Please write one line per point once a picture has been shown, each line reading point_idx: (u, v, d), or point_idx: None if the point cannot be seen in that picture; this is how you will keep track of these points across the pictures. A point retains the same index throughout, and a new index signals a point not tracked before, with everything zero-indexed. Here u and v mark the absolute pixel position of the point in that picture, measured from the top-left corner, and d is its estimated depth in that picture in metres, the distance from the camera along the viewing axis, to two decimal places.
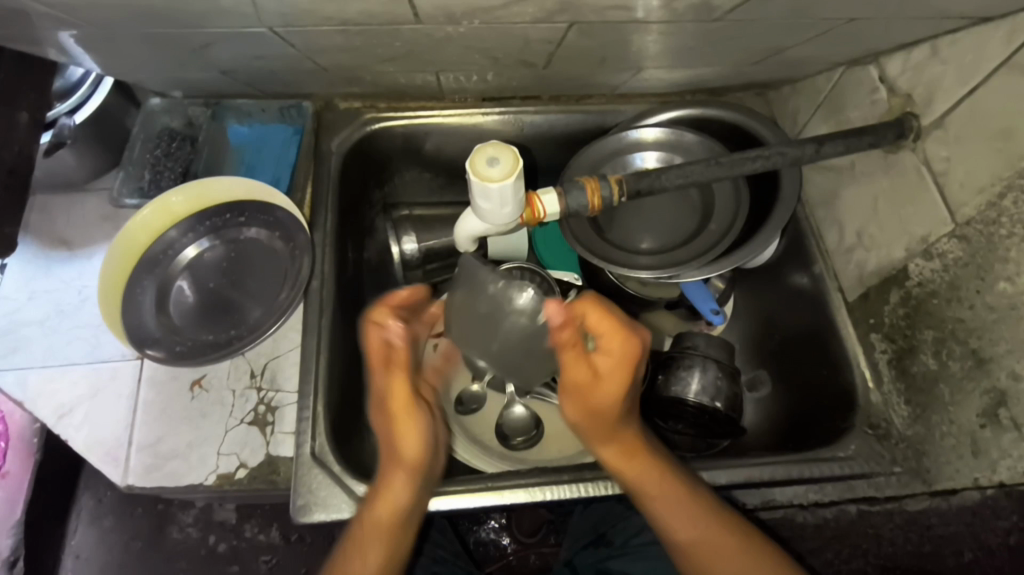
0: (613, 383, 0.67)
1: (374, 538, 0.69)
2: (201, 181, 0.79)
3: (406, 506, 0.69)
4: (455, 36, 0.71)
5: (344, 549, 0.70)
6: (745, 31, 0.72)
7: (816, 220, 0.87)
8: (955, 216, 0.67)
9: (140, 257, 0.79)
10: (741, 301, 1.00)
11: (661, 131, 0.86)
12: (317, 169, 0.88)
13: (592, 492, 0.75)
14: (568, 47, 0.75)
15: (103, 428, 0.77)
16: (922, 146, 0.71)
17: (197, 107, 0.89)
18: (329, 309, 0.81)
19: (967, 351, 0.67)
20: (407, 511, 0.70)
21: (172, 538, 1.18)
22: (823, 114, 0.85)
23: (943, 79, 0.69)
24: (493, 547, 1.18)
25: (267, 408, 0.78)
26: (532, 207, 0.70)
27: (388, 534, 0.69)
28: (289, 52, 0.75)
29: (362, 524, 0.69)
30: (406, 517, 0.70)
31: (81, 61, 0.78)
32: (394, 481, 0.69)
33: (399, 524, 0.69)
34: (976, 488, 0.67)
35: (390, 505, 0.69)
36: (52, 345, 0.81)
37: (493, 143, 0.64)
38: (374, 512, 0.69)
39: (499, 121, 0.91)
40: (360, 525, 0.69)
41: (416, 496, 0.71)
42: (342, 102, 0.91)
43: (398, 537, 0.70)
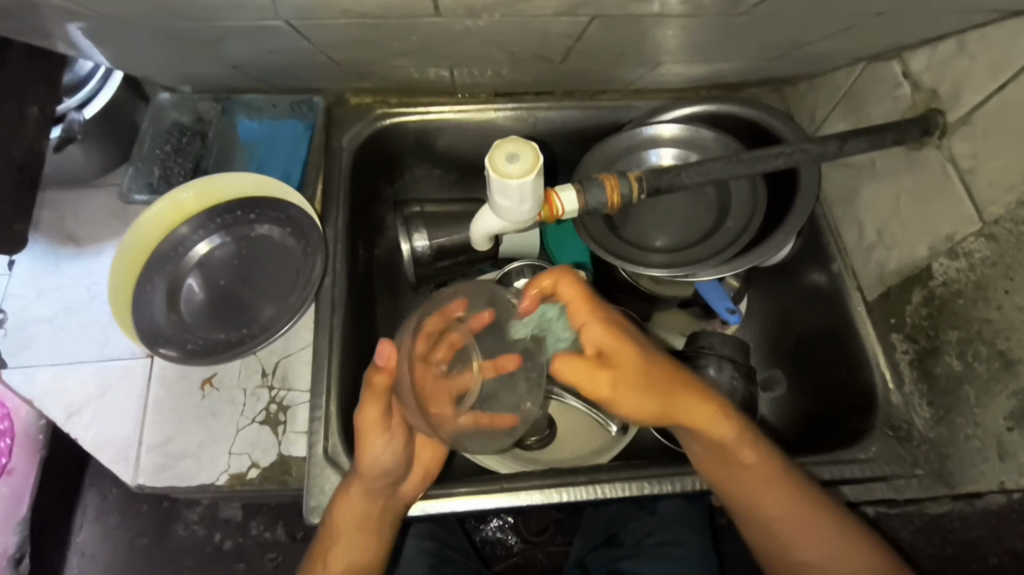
0: (633, 377, 0.61)
1: (339, 540, 0.69)
2: (211, 177, 0.78)
3: (366, 511, 0.69)
4: (473, 30, 0.70)
5: (314, 551, 0.71)
6: (768, 25, 0.71)
7: (834, 218, 0.85)
8: (983, 214, 0.66)
9: (150, 254, 0.78)
10: (755, 300, 0.98)
11: (677, 127, 0.85)
12: (328, 165, 0.87)
13: (608, 494, 0.74)
14: (586, 41, 0.74)
15: (113, 427, 0.76)
16: (948, 143, 0.70)
17: (207, 102, 0.87)
18: (341, 307, 0.80)
19: (994, 352, 0.65)
20: (370, 515, 0.69)
21: (177, 535, 1.18)
22: (843, 110, 0.83)
23: (971, 75, 0.68)
24: (500, 546, 1.15)
25: (279, 408, 0.77)
26: (550, 205, 0.69)
27: (352, 538, 0.69)
28: (303, 46, 0.74)
29: (328, 527, 0.69)
30: (372, 521, 0.70)
31: (92, 55, 0.77)
32: (355, 488, 0.68)
33: (363, 527, 0.69)
34: (1001, 492, 0.65)
35: (353, 512, 0.68)
36: (61, 343, 0.81)
37: (512, 139, 0.62)
38: (337, 516, 0.68)
39: (512, 116, 0.89)
40: (326, 528, 0.69)
41: (382, 501, 0.70)
42: (353, 97, 0.90)
43: (367, 541, 0.70)
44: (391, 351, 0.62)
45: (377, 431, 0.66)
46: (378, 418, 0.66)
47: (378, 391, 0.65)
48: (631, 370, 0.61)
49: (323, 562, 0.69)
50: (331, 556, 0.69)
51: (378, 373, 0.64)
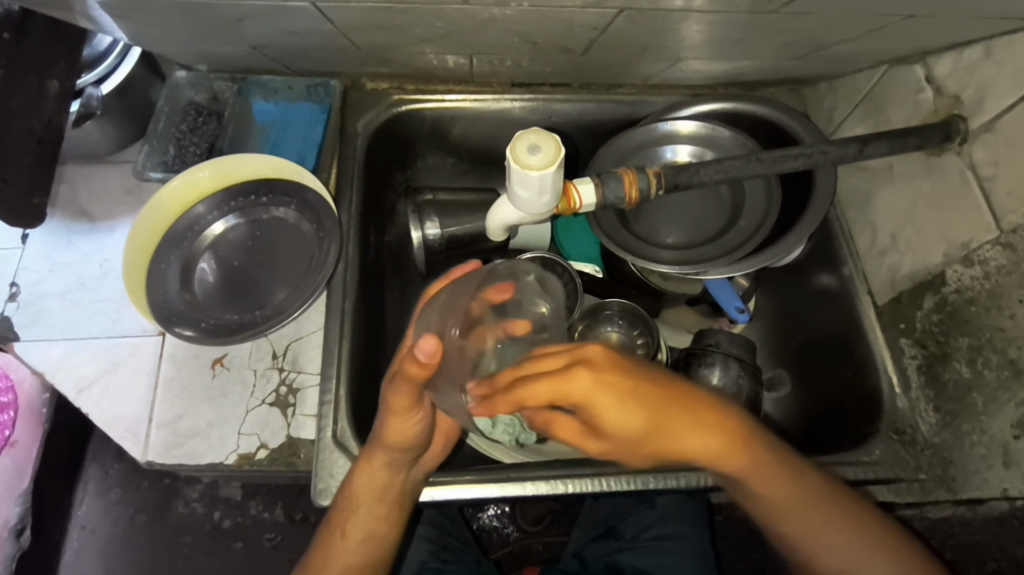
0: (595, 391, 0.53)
1: (357, 509, 0.69)
2: (228, 158, 0.78)
3: (387, 481, 0.69)
4: (499, 18, 0.70)
5: (329, 521, 0.71)
6: (794, 24, 0.71)
7: (847, 221, 0.85)
8: (1000, 223, 0.66)
9: (165, 232, 0.78)
10: (762, 301, 0.98)
11: (695, 124, 0.84)
12: (343, 149, 0.86)
13: (612, 487, 0.74)
14: (611, 34, 0.74)
15: (124, 404, 0.76)
16: (969, 149, 0.70)
17: (223, 82, 0.87)
18: (353, 293, 0.80)
19: (1004, 361, 0.66)
20: (388, 487, 0.69)
21: (177, 512, 1.19)
22: (861, 114, 0.83)
23: (996, 81, 0.68)
24: (496, 534, 1.17)
25: (288, 390, 0.77)
26: (568, 197, 0.69)
27: (371, 507, 0.70)
28: (327, 29, 0.74)
29: (347, 497, 0.69)
30: (391, 493, 0.70)
31: (112, 30, 0.76)
32: (377, 458, 0.67)
33: (381, 497, 0.69)
34: (1004, 498, 0.66)
35: (374, 479, 0.68)
36: (73, 318, 0.81)
37: (534, 131, 0.62)
38: (356, 485, 0.69)
39: (526, 107, 0.89)
40: (343, 498, 0.69)
41: (401, 473, 0.70)
42: (369, 82, 0.89)
43: (384, 512, 0.70)
44: (436, 350, 0.54)
45: (406, 412, 0.64)
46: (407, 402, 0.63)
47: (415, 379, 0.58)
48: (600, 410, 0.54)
49: (341, 532, 0.70)
50: (349, 526, 0.70)
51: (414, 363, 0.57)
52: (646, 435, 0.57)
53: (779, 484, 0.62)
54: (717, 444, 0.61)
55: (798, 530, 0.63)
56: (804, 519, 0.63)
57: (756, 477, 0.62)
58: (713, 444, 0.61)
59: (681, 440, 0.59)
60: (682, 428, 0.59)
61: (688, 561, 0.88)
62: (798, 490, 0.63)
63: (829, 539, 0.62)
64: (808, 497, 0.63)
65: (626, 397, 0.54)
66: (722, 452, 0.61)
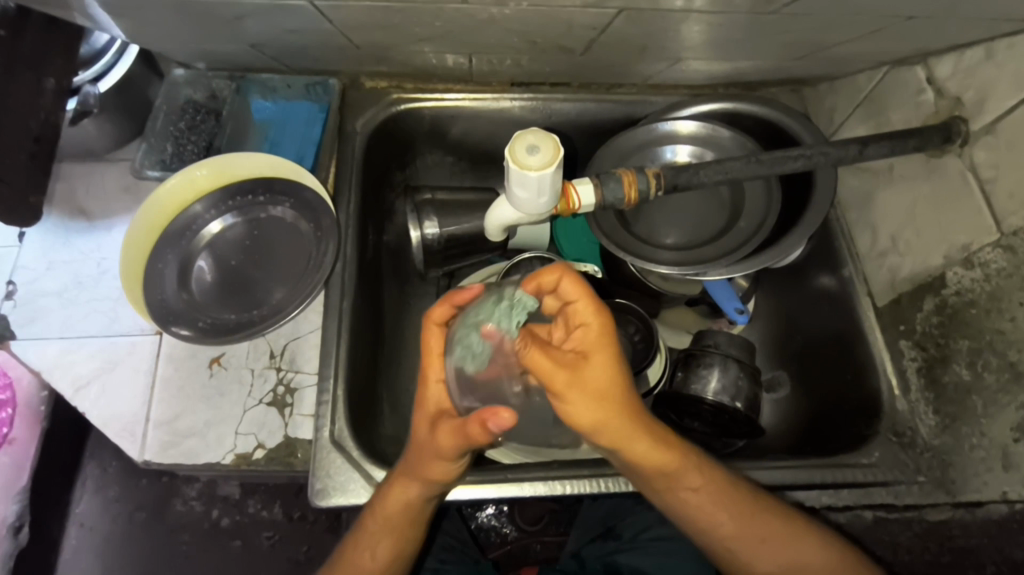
0: (597, 336, 0.53)
1: (385, 534, 0.68)
2: (226, 156, 0.78)
3: (417, 506, 0.67)
4: (499, 18, 0.69)
5: (353, 538, 0.70)
6: (796, 24, 0.70)
7: (847, 222, 0.85)
8: (1001, 225, 0.66)
9: (163, 230, 0.78)
10: (762, 302, 0.98)
11: (695, 124, 0.84)
12: (342, 148, 0.86)
13: (610, 489, 0.74)
14: (611, 33, 0.73)
15: (121, 403, 0.76)
16: (970, 151, 0.70)
17: (221, 80, 0.87)
18: (351, 292, 0.79)
19: (1004, 364, 0.66)
20: (417, 513, 0.67)
21: (175, 511, 1.18)
22: (862, 115, 0.83)
23: (997, 83, 0.67)
24: (494, 534, 1.16)
25: (286, 389, 0.77)
26: (567, 197, 0.69)
27: (401, 532, 0.68)
28: (325, 28, 0.73)
29: (374, 521, 0.68)
30: (418, 516, 0.68)
31: (109, 28, 0.76)
32: (409, 489, 0.65)
33: (410, 521, 0.68)
34: (1004, 502, 0.66)
35: (405, 508, 0.66)
36: (70, 316, 0.80)
37: (533, 130, 0.62)
38: (385, 508, 0.67)
39: (526, 107, 0.89)
40: (371, 522, 0.68)
41: (430, 501, 0.68)
42: (368, 81, 0.89)
43: (412, 533, 0.69)
44: (508, 421, 0.52)
45: (443, 458, 0.61)
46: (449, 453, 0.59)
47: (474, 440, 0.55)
48: (597, 363, 0.52)
49: (368, 553, 0.69)
50: (375, 547, 0.69)
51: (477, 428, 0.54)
52: (608, 414, 0.54)
53: (705, 494, 0.64)
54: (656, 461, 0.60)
55: (724, 539, 0.65)
56: (739, 527, 0.64)
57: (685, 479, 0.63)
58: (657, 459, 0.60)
59: (627, 444, 0.57)
60: (635, 431, 0.57)
61: (686, 562, 0.88)
62: (734, 507, 0.64)
63: (747, 548, 0.65)
64: (752, 514, 0.64)
65: (618, 370, 0.53)
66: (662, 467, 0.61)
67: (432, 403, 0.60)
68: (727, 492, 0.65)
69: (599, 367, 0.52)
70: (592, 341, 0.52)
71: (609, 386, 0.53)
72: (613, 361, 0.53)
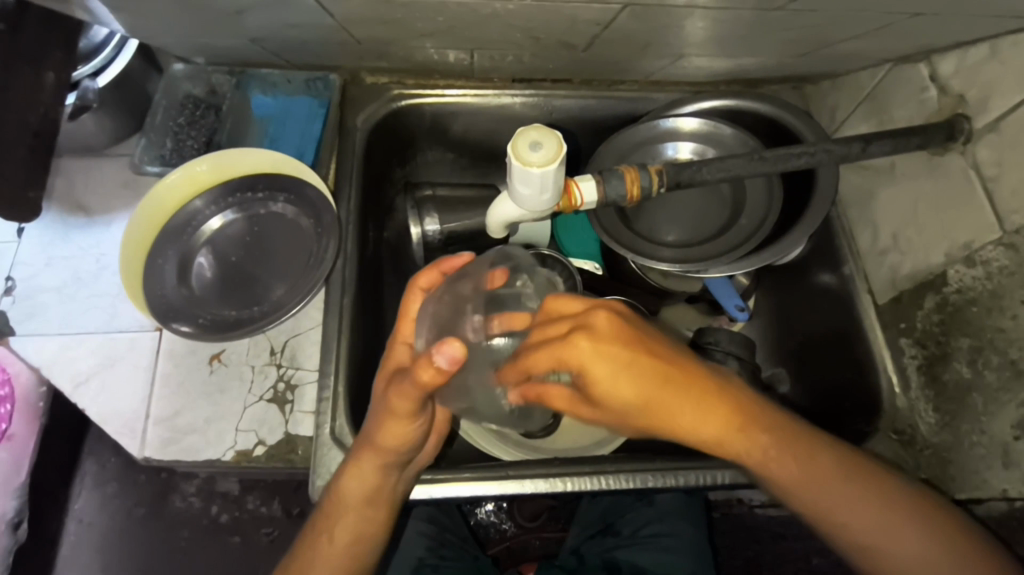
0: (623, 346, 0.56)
1: (345, 512, 0.68)
2: (227, 152, 0.77)
3: (375, 484, 0.67)
4: (501, 13, 0.69)
5: (316, 521, 0.69)
6: (799, 21, 0.70)
7: (848, 220, 0.85)
8: (1003, 223, 0.66)
9: (162, 227, 0.78)
10: (762, 299, 0.98)
11: (697, 121, 0.84)
12: (342, 144, 0.86)
13: (611, 486, 0.74)
14: (614, 29, 0.73)
15: (121, 400, 0.76)
16: (972, 149, 0.70)
17: (220, 75, 0.86)
18: (352, 289, 0.79)
19: (1005, 362, 0.65)
20: (379, 489, 0.68)
21: (174, 507, 1.18)
22: (864, 112, 0.83)
23: (1000, 80, 0.67)
24: (494, 530, 1.17)
25: (286, 386, 0.77)
26: (569, 194, 0.68)
27: (360, 510, 0.68)
28: (326, 23, 0.73)
29: (334, 499, 0.68)
30: (380, 495, 0.68)
31: (108, 21, 0.75)
32: (368, 461, 0.65)
33: (371, 500, 0.68)
34: (1003, 499, 0.66)
35: (364, 485, 0.67)
36: (70, 312, 0.80)
37: (536, 126, 0.62)
38: (346, 487, 0.67)
39: (526, 103, 0.88)
40: (332, 500, 0.68)
41: (392, 476, 0.68)
42: (368, 76, 0.89)
43: (374, 513, 0.69)
44: (457, 357, 0.54)
45: (406, 418, 0.62)
46: (409, 409, 0.61)
47: (424, 387, 0.57)
48: (607, 369, 0.55)
49: (328, 534, 0.68)
50: (337, 527, 0.68)
51: (427, 369, 0.55)
52: (649, 403, 0.56)
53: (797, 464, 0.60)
54: (715, 421, 0.59)
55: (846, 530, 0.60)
56: (833, 491, 0.60)
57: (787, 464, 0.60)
58: (720, 428, 0.59)
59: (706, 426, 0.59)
60: (680, 399, 0.57)
61: (685, 558, 0.88)
62: (822, 472, 0.60)
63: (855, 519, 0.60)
64: (832, 473, 0.61)
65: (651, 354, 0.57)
66: (734, 432, 0.59)
67: (393, 360, 0.64)
68: (811, 452, 0.60)
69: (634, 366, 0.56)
70: (588, 353, 0.54)
71: (638, 375, 0.55)
72: (623, 356, 0.55)
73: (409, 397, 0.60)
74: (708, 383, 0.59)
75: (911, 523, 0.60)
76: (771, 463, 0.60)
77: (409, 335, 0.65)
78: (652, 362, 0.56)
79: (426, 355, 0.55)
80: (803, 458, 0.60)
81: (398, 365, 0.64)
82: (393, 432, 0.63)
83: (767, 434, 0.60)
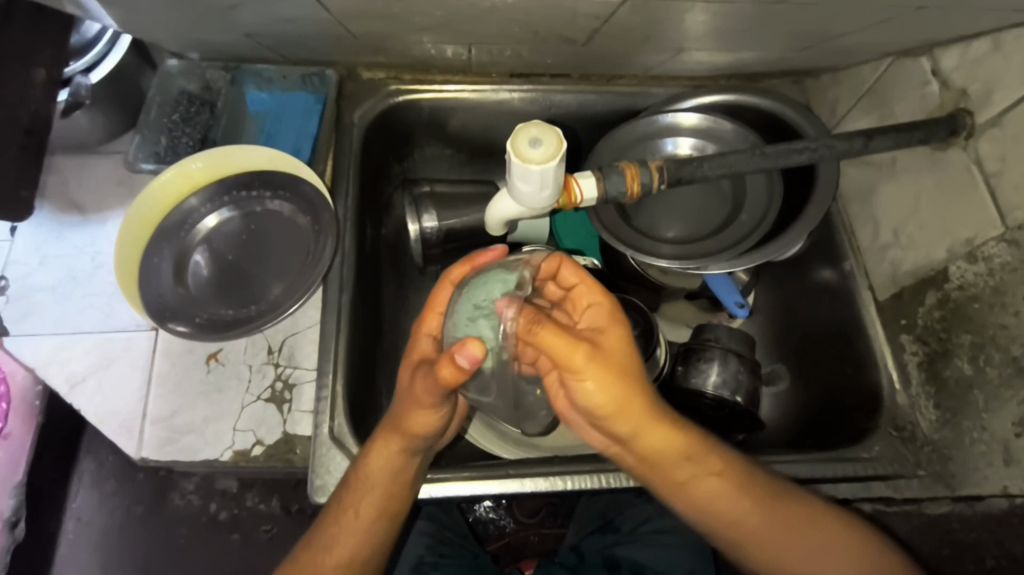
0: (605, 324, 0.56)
1: (371, 492, 0.66)
2: (223, 149, 0.76)
3: (403, 463, 0.66)
4: (500, 7, 0.68)
5: (338, 498, 0.67)
6: (801, 15, 0.69)
7: (849, 215, 0.84)
8: (1006, 219, 0.66)
9: (157, 225, 0.77)
10: (761, 296, 0.97)
11: (697, 116, 0.83)
12: (339, 141, 0.84)
13: (612, 484, 0.74)
14: (614, 24, 0.72)
15: (117, 400, 0.75)
16: (975, 144, 0.69)
17: (216, 71, 0.85)
18: (350, 288, 0.78)
19: (1007, 358, 0.65)
20: (405, 468, 0.67)
21: (173, 504, 1.18)
22: (865, 107, 0.82)
23: (1003, 75, 0.67)
24: (492, 526, 1.16)
25: (284, 385, 0.77)
26: (569, 191, 0.68)
27: (387, 490, 0.66)
28: (322, 17, 0.72)
29: (359, 479, 0.66)
30: (406, 474, 0.67)
31: (100, 16, 0.74)
32: (396, 442, 0.65)
33: (399, 478, 0.66)
34: (1004, 496, 0.66)
35: (391, 465, 0.65)
36: (64, 312, 0.79)
37: (536, 122, 0.61)
38: (372, 464, 0.65)
39: (523, 98, 0.87)
40: (358, 476, 0.66)
41: (418, 455, 0.67)
42: (365, 72, 0.87)
43: (399, 496, 0.67)
44: (479, 357, 0.53)
45: (432, 404, 0.61)
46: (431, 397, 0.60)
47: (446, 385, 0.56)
48: (604, 366, 0.53)
49: (353, 511, 0.66)
50: (362, 504, 0.66)
51: (447, 367, 0.54)
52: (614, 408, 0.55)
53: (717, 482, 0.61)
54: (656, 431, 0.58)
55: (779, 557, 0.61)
56: (731, 502, 0.61)
57: (705, 483, 0.61)
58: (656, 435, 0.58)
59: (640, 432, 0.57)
60: (632, 405, 0.56)
61: (686, 554, 0.88)
62: (735, 488, 0.61)
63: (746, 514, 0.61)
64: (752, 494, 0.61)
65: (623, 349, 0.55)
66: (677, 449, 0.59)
67: (417, 351, 0.61)
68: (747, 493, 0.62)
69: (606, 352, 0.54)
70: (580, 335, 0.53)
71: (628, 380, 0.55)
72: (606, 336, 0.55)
73: (432, 390, 0.59)
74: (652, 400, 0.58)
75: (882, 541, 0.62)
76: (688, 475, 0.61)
77: (433, 328, 0.61)
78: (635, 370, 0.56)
79: (445, 350, 0.54)
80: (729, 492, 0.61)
81: (421, 356, 0.61)
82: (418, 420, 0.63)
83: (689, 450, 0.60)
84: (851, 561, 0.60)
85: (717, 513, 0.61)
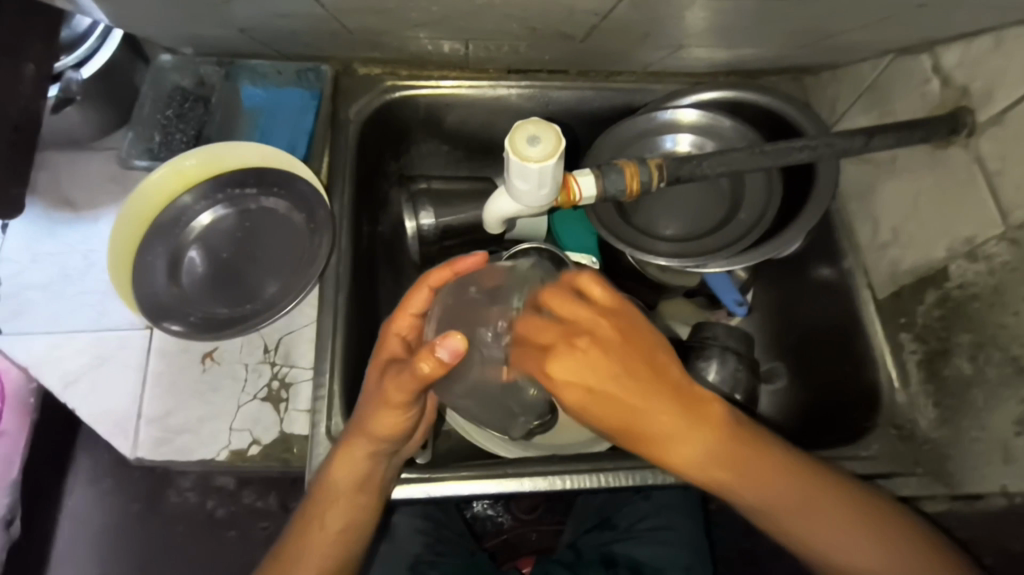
0: (597, 357, 0.55)
1: (335, 500, 0.66)
2: (217, 146, 0.76)
3: (366, 470, 0.65)
4: (497, 3, 0.68)
5: (307, 505, 0.67)
6: (802, 11, 0.69)
7: (848, 213, 0.84)
8: (1007, 218, 0.65)
9: (150, 223, 0.76)
10: (760, 294, 0.97)
11: (697, 113, 0.82)
12: (335, 138, 0.84)
13: (610, 483, 0.74)
14: (613, 20, 0.72)
15: (111, 400, 0.74)
16: (976, 143, 0.69)
17: (210, 65, 0.84)
18: (346, 286, 0.77)
19: (1007, 358, 0.65)
20: (369, 477, 0.66)
21: (169, 501, 1.17)
22: (864, 105, 0.82)
23: (1005, 73, 0.66)
24: (490, 523, 1.16)
25: (280, 384, 0.76)
26: (568, 190, 0.67)
27: (350, 498, 0.66)
28: (317, 12, 0.71)
29: (324, 485, 0.66)
30: (372, 481, 0.67)
31: (91, 11, 0.73)
32: (359, 447, 0.64)
33: (362, 487, 0.66)
34: (1003, 495, 0.66)
35: (354, 471, 0.65)
36: (57, 311, 0.79)
37: (534, 121, 0.61)
38: (334, 473, 0.65)
39: (521, 95, 0.86)
40: (322, 487, 0.66)
41: (382, 463, 0.67)
42: (361, 67, 0.86)
43: (363, 502, 0.67)
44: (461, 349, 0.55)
45: (399, 407, 0.61)
46: (402, 400, 0.60)
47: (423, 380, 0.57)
48: (610, 389, 0.55)
49: (319, 522, 0.66)
50: (328, 513, 0.66)
51: (428, 360, 0.56)
52: (637, 425, 0.56)
53: (766, 476, 0.59)
54: (703, 444, 0.58)
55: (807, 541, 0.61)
56: (789, 509, 0.60)
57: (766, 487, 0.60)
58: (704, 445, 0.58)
59: (684, 443, 0.57)
60: (671, 417, 0.56)
61: (683, 550, 0.88)
62: (790, 486, 0.60)
63: (778, 512, 0.60)
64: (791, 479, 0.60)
65: (616, 373, 0.55)
66: (713, 453, 0.58)
67: (387, 352, 0.63)
68: (779, 468, 0.60)
69: (607, 393, 0.55)
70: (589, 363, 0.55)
71: (639, 401, 0.56)
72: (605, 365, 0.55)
73: (404, 387, 0.59)
74: (696, 405, 0.58)
75: (860, 529, 0.60)
76: (748, 481, 0.59)
77: (403, 329, 0.63)
78: (650, 387, 0.56)
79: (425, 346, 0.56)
80: (769, 470, 0.60)
81: (391, 356, 0.63)
82: (383, 425, 0.62)
83: (747, 455, 0.59)
84: (833, 538, 0.60)
85: (778, 516, 0.60)
